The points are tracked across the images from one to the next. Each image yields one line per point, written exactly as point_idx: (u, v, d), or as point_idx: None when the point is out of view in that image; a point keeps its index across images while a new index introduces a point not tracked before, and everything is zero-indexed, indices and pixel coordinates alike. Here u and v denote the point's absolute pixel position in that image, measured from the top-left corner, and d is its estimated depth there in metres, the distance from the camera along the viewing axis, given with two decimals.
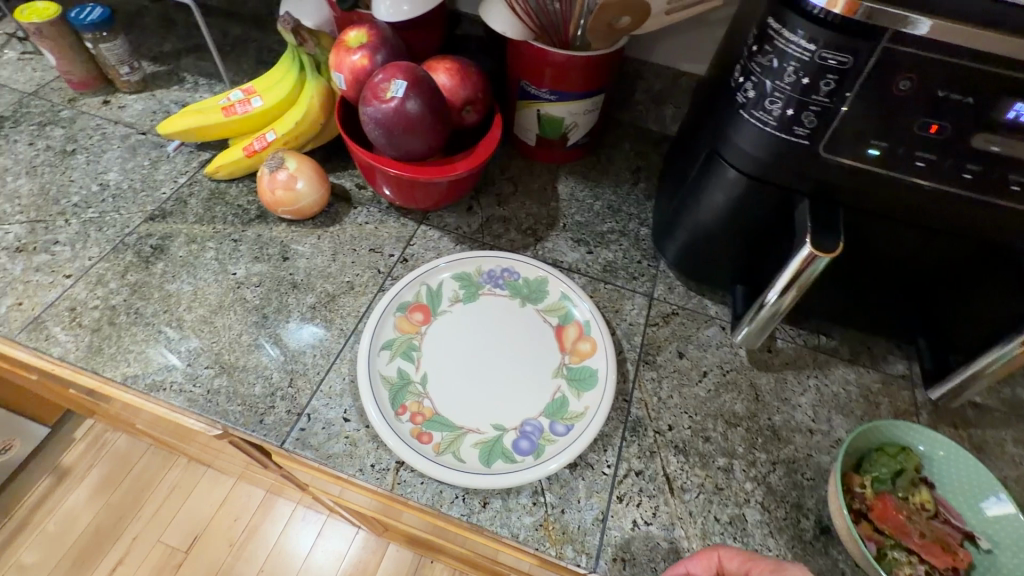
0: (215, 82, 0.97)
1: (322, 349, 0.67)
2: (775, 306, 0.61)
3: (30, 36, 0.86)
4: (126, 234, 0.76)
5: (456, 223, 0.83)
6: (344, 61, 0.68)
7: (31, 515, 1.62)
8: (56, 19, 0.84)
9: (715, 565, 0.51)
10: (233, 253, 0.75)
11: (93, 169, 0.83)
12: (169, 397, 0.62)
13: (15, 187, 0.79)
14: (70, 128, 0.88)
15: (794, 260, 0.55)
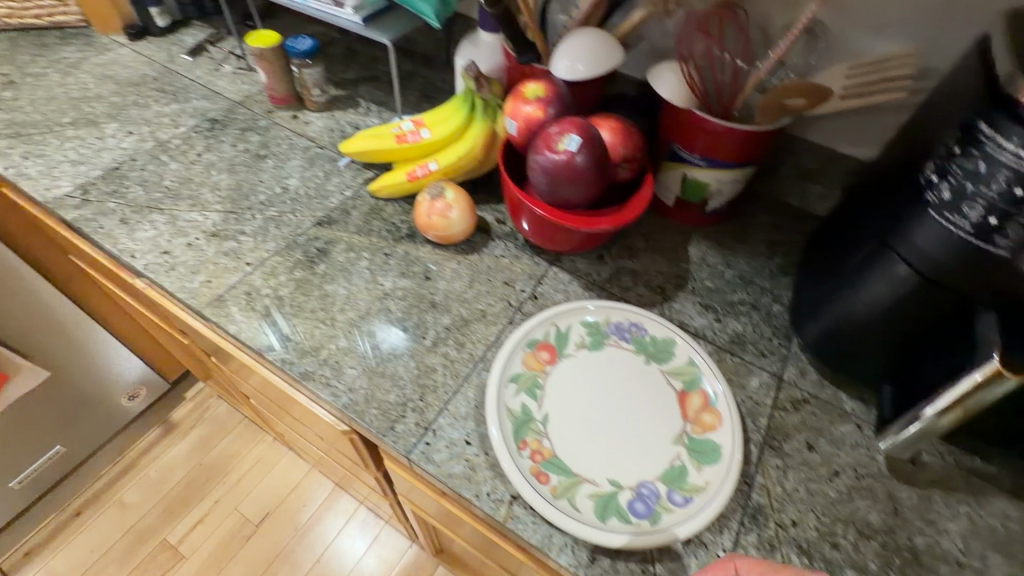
0: (384, 110, 1.09)
1: (453, 370, 0.71)
2: (930, 424, 0.57)
3: (252, 56, 1.00)
4: (298, 234, 0.85)
5: (586, 269, 0.85)
6: (519, 110, 0.74)
7: (138, 459, 1.79)
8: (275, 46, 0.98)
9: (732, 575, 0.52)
10: (384, 266, 0.82)
11: (279, 173, 0.95)
12: (318, 388, 0.68)
13: (217, 179, 0.92)
14: (265, 136, 1.01)
15: (962, 381, 0.53)
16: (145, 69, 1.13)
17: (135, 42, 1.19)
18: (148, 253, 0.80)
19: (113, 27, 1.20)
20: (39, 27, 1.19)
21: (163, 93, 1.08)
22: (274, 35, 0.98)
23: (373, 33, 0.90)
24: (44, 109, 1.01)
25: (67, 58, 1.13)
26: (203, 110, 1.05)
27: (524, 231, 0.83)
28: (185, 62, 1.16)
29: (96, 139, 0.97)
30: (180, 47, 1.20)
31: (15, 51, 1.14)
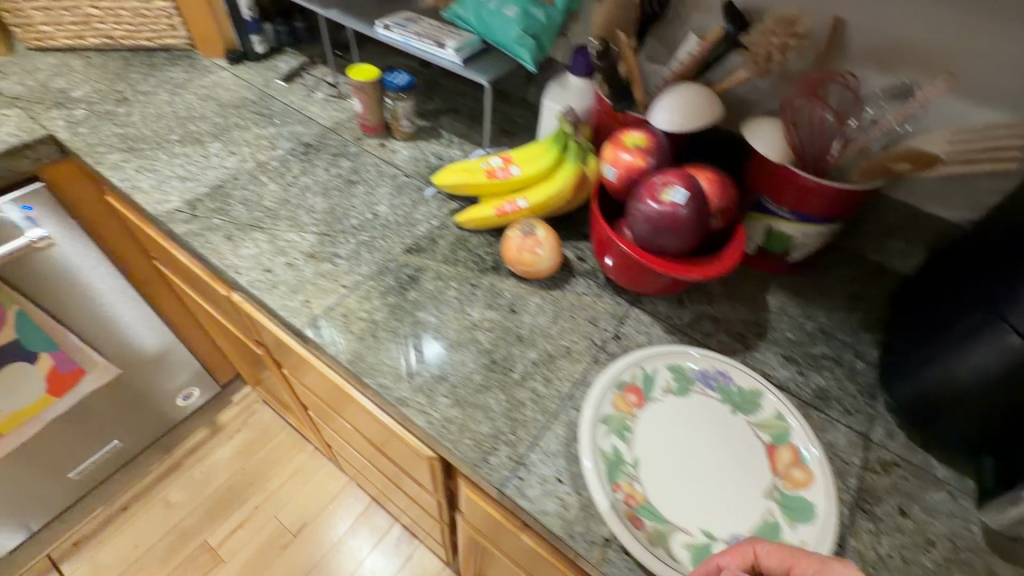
0: (466, 143, 1.14)
1: (541, 405, 0.73)
2: None
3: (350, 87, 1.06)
4: (389, 260, 0.89)
5: (667, 312, 0.87)
6: (619, 158, 0.76)
7: (185, 458, 1.84)
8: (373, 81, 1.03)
9: (750, 559, 0.54)
10: (471, 296, 0.85)
11: (369, 199, 0.99)
12: (413, 414, 0.70)
13: (313, 202, 0.97)
14: (355, 162, 1.06)
15: None
16: (244, 92, 1.20)
17: (234, 66, 1.27)
18: (251, 270, 0.85)
19: (215, 52, 1.28)
20: (149, 48, 1.28)
21: (261, 116, 1.14)
22: (373, 68, 1.03)
23: (472, 74, 0.94)
24: (155, 125, 1.08)
25: (174, 79, 1.21)
26: (298, 135, 1.11)
27: (612, 272, 0.86)
28: (280, 87, 1.23)
29: (201, 157, 1.03)
30: (275, 72, 1.27)
31: (127, 70, 1.22)
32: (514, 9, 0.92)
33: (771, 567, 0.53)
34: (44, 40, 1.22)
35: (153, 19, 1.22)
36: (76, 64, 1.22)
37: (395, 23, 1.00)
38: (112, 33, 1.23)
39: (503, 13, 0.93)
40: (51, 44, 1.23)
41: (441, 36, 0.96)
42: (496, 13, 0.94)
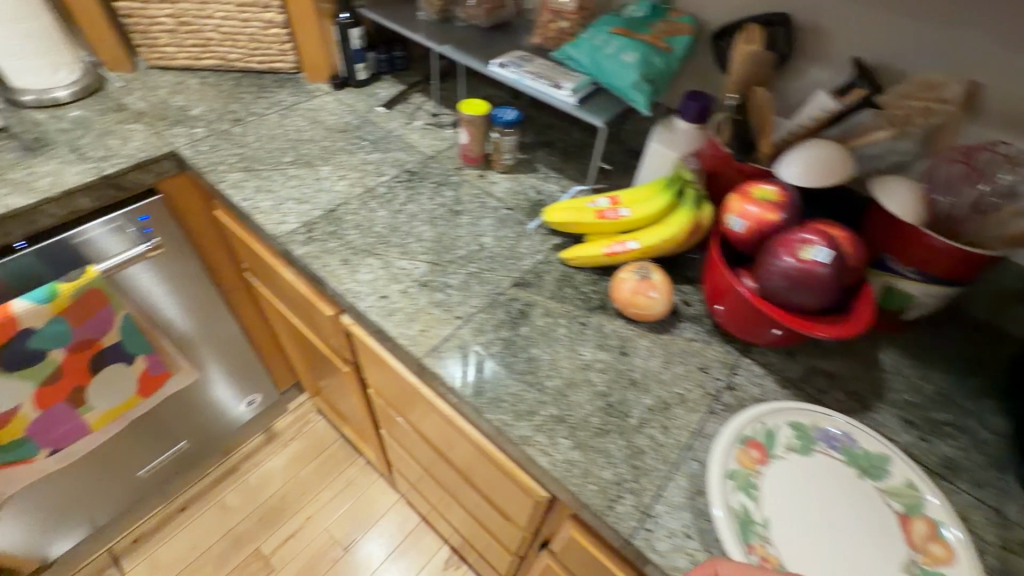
0: (562, 177, 1.15)
1: (662, 454, 0.72)
2: None
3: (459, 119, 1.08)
4: (499, 293, 0.90)
5: (778, 364, 0.86)
6: (748, 210, 0.77)
7: (241, 463, 1.87)
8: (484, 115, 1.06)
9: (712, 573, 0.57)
10: (582, 335, 0.85)
11: (474, 230, 1.01)
12: (536, 454, 0.71)
13: (421, 230, 0.99)
14: (458, 192, 1.09)
15: None
16: (348, 117, 1.25)
17: (337, 91, 1.32)
18: (368, 296, 0.87)
19: (320, 77, 1.33)
20: (258, 71, 1.34)
21: (365, 142, 1.18)
22: (483, 103, 1.06)
23: (587, 114, 0.96)
24: (268, 146, 1.13)
25: (282, 101, 1.27)
26: (401, 162, 1.14)
27: (725, 318, 0.86)
28: (381, 113, 1.27)
29: (313, 180, 1.06)
30: (375, 99, 1.32)
31: (239, 91, 1.28)
32: (632, 54, 0.94)
33: None
34: (165, 60, 1.29)
35: (267, 44, 1.28)
36: (193, 83, 1.29)
37: (510, 61, 1.03)
38: (227, 55, 1.30)
39: (621, 56, 0.95)
40: (170, 63, 1.30)
41: (557, 77, 0.99)
42: (613, 56, 0.96)
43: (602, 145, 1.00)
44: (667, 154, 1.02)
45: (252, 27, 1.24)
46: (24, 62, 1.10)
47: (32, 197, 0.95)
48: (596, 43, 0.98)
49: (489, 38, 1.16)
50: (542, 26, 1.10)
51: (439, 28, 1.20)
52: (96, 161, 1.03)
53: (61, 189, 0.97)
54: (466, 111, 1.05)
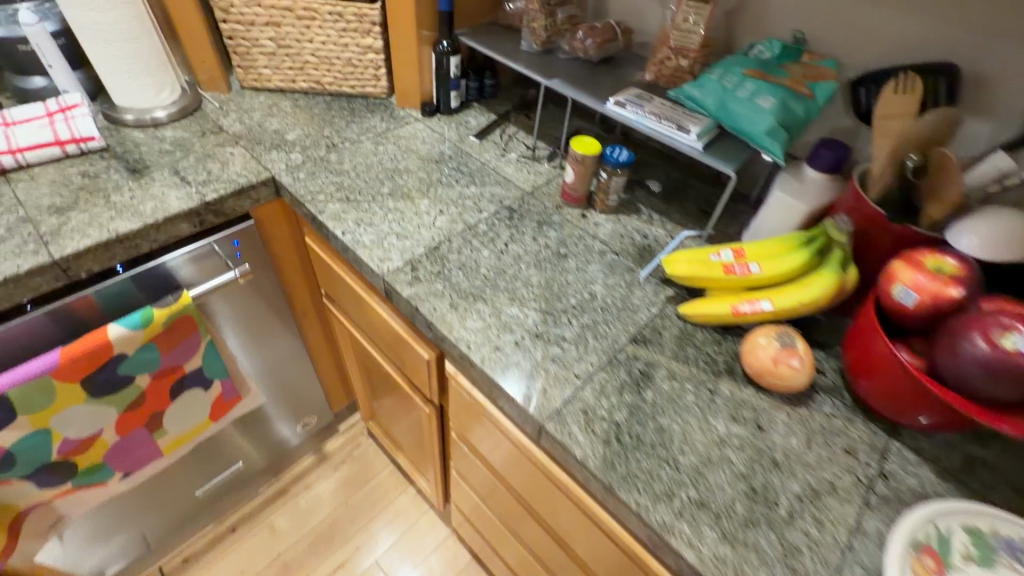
0: (667, 221, 1.09)
1: (821, 555, 0.64)
2: None
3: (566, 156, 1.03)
4: (616, 350, 0.84)
5: (933, 451, 0.77)
6: (922, 282, 0.69)
7: (291, 485, 1.83)
8: (595, 154, 1.00)
9: None
10: (712, 405, 0.78)
11: (582, 276, 0.95)
12: (680, 547, 0.63)
13: (528, 274, 0.94)
14: (561, 232, 1.03)
15: None
16: (440, 147, 1.21)
17: (427, 118, 1.29)
18: (481, 346, 0.82)
19: (411, 103, 1.30)
20: (348, 94, 1.32)
21: (460, 174, 1.14)
22: (594, 141, 1.00)
23: (715, 160, 0.90)
24: (365, 176, 1.10)
25: (374, 127, 1.24)
26: (499, 197, 1.10)
27: (872, 394, 0.78)
28: (474, 143, 1.23)
29: (413, 214, 1.02)
30: (466, 127, 1.28)
31: (331, 115, 1.26)
32: (769, 98, 0.88)
33: None
34: (259, 81, 1.28)
35: (362, 68, 1.26)
36: (285, 105, 1.27)
37: (628, 100, 0.98)
38: (321, 79, 1.28)
39: (756, 101, 0.89)
40: (263, 84, 1.29)
41: (681, 120, 0.94)
42: (746, 99, 0.90)
43: (728, 193, 0.93)
44: (792, 205, 0.94)
45: (350, 51, 1.22)
46: (131, 82, 1.10)
47: (137, 222, 0.93)
48: (726, 85, 0.93)
49: (596, 71, 1.11)
50: (658, 62, 1.04)
51: (543, 60, 1.15)
52: (197, 186, 1.02)
53: (165, 214, 0.95)
54: (577, 149, 1.00)
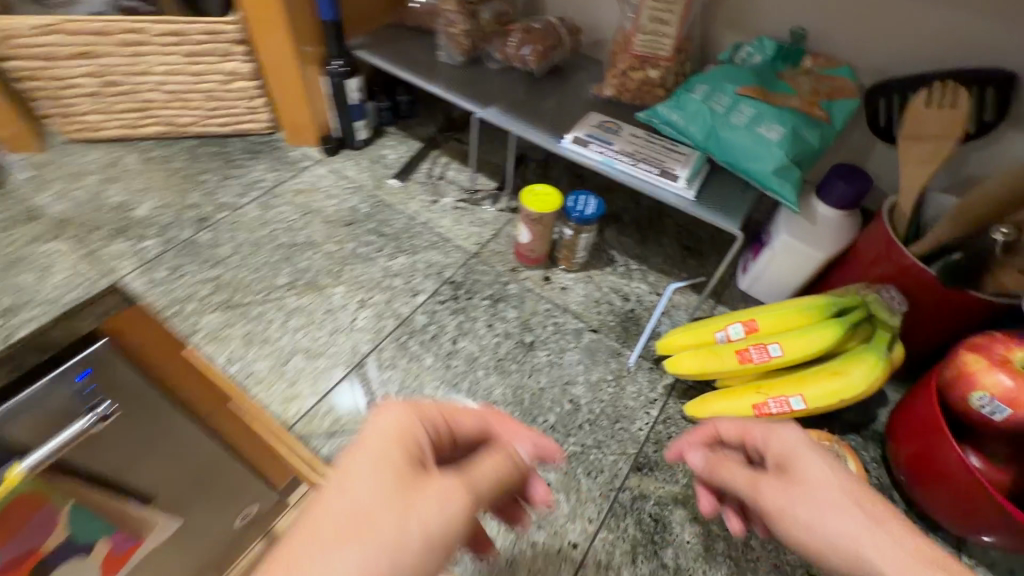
0: (648, 270, 0.88)
1: None
2: None
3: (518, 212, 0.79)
4: (619, 490, 0.64)
5: (1007, 562, 0.63)
6: (1009, 387, 0.52)
7: None
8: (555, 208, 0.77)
9: (710, 434, 0.49)
10: (748, 553, 0.61)
11: (559, 376, 0.74)
12: None
13: (489, 386, 0.72)
14: (522, 310, 0.81)
15: None
16: (351, 199, 0.93)
17: (331, 158, 1.00)
18: None
19: (305, 139, 1.00)
20: (220, 134, 1.01)
21: (382, 238, 0.88)
22: (553, 189, 0.77)
23: (713, 214, 0.69)
24: (253, 260, 0.82)
25: (260, 181, 0.94)
26: (437, 266, 0.85)
27: (934, 503, 0.62)
28: (395, 188, 0.96)
29: (325, 313, 0.77)
30: (383, 165, 1.00)
31: (198, 168, 0.95)
32: (775, 126, 0.67)
33: (731, 438, 0.48)
34: (88, 131, 0.94)
35: (230, 101, 0.95)
36: (132, 161, 0.94)
37: (592, 135, 0.74)
38: (176, 119, 0.96)
39: (758, 131, 0.68)
40: (96, 133, 0.95)
41: (663, 160, 0.71)
42: (745, 129, 0.68)
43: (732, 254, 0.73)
44: (805, 252, 0.75)
45: (209, 82, 0.91)
46: None
47: None
48: (715, 109, 0.70)
49: (540, 87, 0.86)
50: (619, 74, 0.80)
51: (469, 76, 0.89)
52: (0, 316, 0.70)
53: None
54: (532, 207, 0.76)
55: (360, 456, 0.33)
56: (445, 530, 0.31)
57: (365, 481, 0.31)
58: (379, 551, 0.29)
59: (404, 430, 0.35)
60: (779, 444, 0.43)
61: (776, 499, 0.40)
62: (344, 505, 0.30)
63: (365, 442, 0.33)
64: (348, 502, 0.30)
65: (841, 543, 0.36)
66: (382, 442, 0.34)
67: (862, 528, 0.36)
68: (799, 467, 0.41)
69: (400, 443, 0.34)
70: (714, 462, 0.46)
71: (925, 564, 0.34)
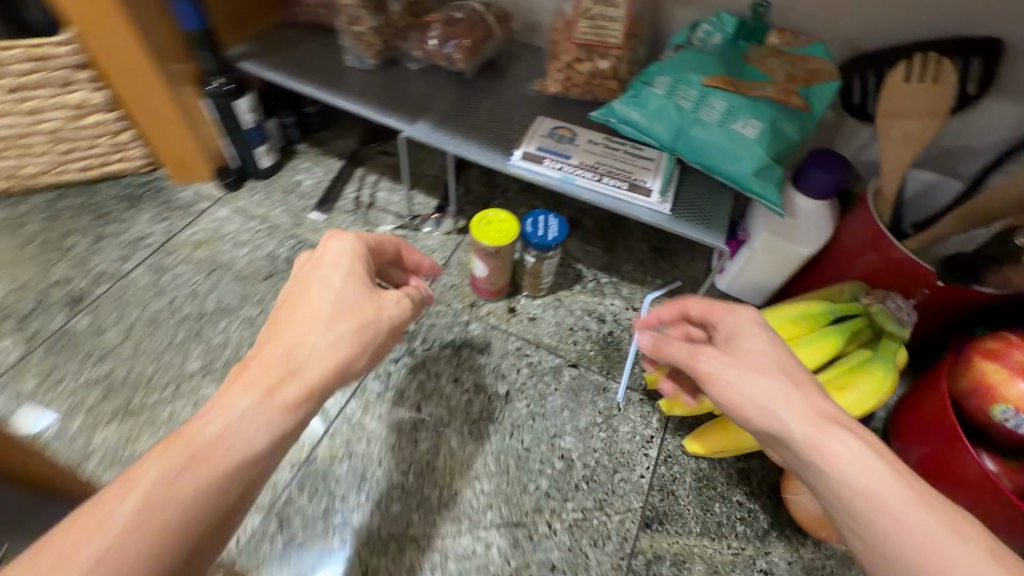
0: (620, 282, 0.80)
1: None
2: None
3: (470, 244, 0.68)
4: (630, 555, 0.57)
5: None
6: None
7: None
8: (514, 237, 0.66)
9: (681, 311, 0.53)
10: None
11: (544, 428, 0.65)
12: None
13: (466, 456, 0.62)
14: (490, 354, 0.70)
15: None
16: (265, 245, 0.78)
17: (232, 194, 0.83)
18: None
19: (196, 175, 0.83)
20: (85, 181, 0.81)
21: None
22: (509, 216, 0.66)
23: (693, 229, 0.60)
24: (152, 344, 0.67)
25: (146, 237, 0.77)
26: None
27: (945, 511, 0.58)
28: (317, 222, 0.81)
29: None
30: (299, 194, 0.84)
31: (62, 231, 0.76)
32: (751, 121, 0.58)
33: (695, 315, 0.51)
34: None
35: (87, 140, 0.76)
36: None
37: (545, 149, 0.63)
38: (19, 171, 0.76)
39: (732, 128, 0.59)
40: None
41: (631, 171, 0.62)
42: (718, 127, 0.59)
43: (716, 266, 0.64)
44: (787, 250, 0.68)
45: (51, 121, 0.72)
46: None
47: None
48: (681, 105, 0.61)
49: (473, 89, 0.73)
50: (564, 66, 0.68)
51: (388, 83, 0.74)
52: None
53: None
54: (490, 242, 0.64)
55: (326, 271, 0.42)
56: (398, 318, 0.44)
57: (337, 280, 0.41)
58: (360, 326, 0.41)
59: (352, 259, 0.43)
60: (733, 320, 0.47)
61: (708, 361, 0.44)
62: (324, 305, 0.40)
63: (313, 276, 0.42)
64: (326, 293, 0.41)
65: (752, 394, 0.40)
66: (335, 270, 0.42)
67: (773, 382, 0.40)
68: (732, 328, 0.47)
69: (353, 270, 0.43)
70: (660, 339, 0.48)
71: (810, 410, 0.39)
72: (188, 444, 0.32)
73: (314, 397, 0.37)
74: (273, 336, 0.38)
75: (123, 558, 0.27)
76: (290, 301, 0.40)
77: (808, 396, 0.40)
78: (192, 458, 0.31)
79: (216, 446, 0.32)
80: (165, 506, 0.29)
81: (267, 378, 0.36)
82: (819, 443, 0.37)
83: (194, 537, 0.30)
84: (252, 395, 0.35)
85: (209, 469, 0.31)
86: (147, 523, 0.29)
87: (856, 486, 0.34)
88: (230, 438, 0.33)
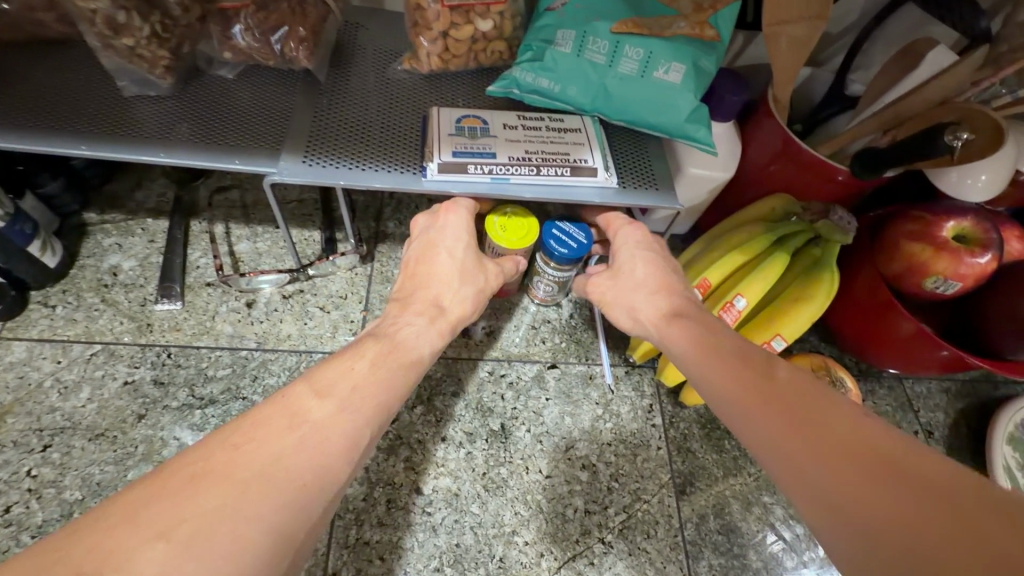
0: None
1: None
2: None
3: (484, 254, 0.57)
4: (681, 529, 0.58)
5: None
6: (967, 266, 0.57)
7: None
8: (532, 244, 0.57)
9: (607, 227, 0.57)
10: None
11: (556, 443, 0.61)
12: None
13: (495, 515, 0.56)
14: (468, 392, 0.62)
15: None
16: (112, 376, 0.55)
17: (16, 320, 0.57)
18: None
19: None
20: None
21: (208, 405, 0.55)
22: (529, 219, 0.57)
23: (644, 196, 0.55)
24: None
25: None
26: None
27: (880, 359, 0.67)
28: (170, 314, 0.60)
29: None
30: (122, 283, 0.61)
31: None
32: (674, 65, 0.53)
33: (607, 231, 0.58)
34: None
35: None
36: None
37: (463, 152, 0.51)
38: None
39: (654, 76, 0.53)
40: None
41: (566, 152, 0.53)
42: (638, 80, 0.53)
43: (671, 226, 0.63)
44: (709, 180, 0.66)
45: None
46: None
47: None
48: (596, 61, 0.53)
49: (327, 90, 0.55)
50: (438, 36, 0.54)
51: (203, 106, 0.53)
52: None
53: None
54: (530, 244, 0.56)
55: (450, 240, 0.51)
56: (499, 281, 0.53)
57: (460, 247, 0.50)
58: (475, 282, 0.50)
59: (470, 227, 0.52)
60: (621, 235, 0.54)
61: (599, 281, 0.53)
62: (448, 259, 0.50)
63: (439, 235, 0.51)
64: (451, 259, 0.50)
65: (624, 299, 0.50)
66: (461, 233, 0.51)
67: (639, 296, 0.49)
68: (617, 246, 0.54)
69: (471, 236, 0.52)
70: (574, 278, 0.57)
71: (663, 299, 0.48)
72: (391, 341, 0.42)
73: (455, 329, 0.47)
74: (424, 285, 0.48)
75: (361, 397, 0.36)
76: (422, 262, 0.50)
77: (669, 295, 0.48)
78: (385, 354, 0.40)
79: (409, 345, 0.42)
80: (380, 370, 0.38)
81: (427, 311, 0.46)
82: (667, 337, 0.46)
83: (390, 402, 0.37)
84: (423, 320, 0.45)
85: (400, 360, 0.40)
86: (374, 381, 0.37)
87: (694, 356, 0.43)
88: (412, 343, 0.42)
